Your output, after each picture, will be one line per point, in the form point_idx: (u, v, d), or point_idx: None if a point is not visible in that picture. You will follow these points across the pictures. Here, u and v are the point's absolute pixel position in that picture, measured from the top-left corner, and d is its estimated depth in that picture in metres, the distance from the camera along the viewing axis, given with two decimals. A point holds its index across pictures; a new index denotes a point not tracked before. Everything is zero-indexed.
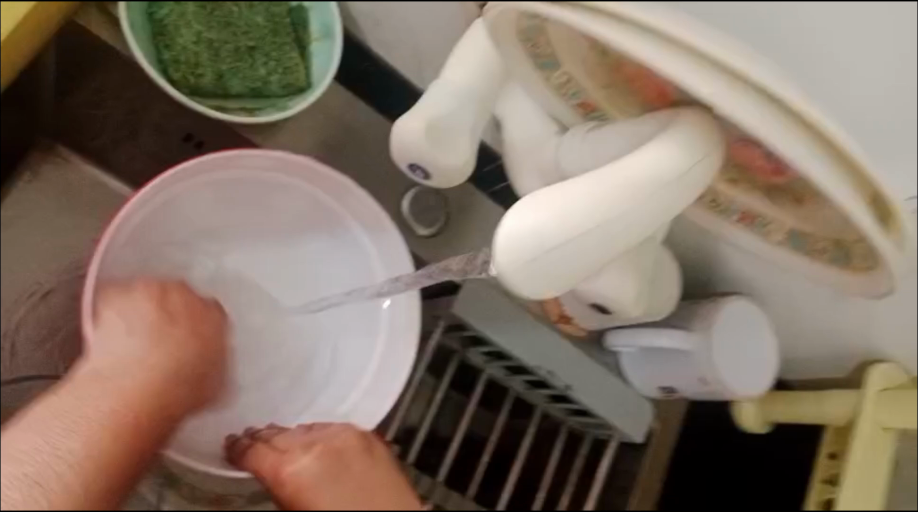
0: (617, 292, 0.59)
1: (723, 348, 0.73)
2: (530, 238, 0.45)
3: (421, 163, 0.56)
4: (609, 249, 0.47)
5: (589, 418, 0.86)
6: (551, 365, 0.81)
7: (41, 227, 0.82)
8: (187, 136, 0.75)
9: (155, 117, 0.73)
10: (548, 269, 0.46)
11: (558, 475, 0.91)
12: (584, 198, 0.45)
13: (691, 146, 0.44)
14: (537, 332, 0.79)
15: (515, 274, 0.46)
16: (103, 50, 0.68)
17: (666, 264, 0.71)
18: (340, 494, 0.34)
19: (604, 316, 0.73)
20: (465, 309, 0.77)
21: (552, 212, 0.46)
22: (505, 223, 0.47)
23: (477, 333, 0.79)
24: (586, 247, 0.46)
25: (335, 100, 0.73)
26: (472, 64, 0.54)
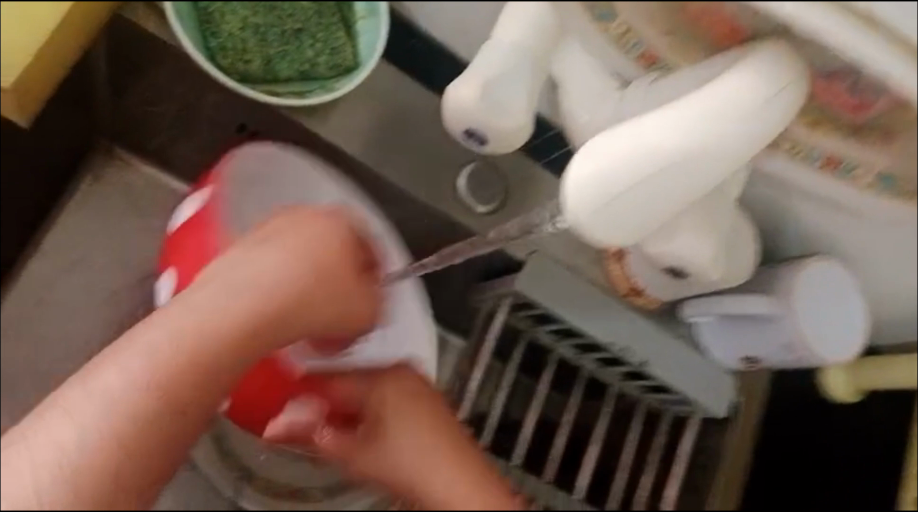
0: (694, 253, 0.56)
1: (806, 314, 0.70)
2: (598, 177, 0.43)
3: (478, 129, 0.54)
4: (687, 190, 0.45)
5: (668, 394, 0.82)
6: (625, 340, 0.79)
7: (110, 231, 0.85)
8: (242, 126, 0.75)
9: (209, 109, 0.72)
10: (617, 212, 0.44)
11: (638, 456, 0.87)
12: (652, 125, 0.43)
13: (775, 74, 0.44)
14: (608, 305, 0.77)
15: (587, 221, 0.45)
16: (152, 42, 0.66)
17: (746, 231, 0.65)
18: (407, 422, 0.43)
19: (678, 282, 0.70)
20: (530, 286, 0.75)
21: (622, 156, 0.43)
22: (573, 168, 0.45)
23: (545, 311, 0.76)
24: (662, 188, 0.44)
25: (383, 80, 0.70)
26: (524, 18, 0.49)
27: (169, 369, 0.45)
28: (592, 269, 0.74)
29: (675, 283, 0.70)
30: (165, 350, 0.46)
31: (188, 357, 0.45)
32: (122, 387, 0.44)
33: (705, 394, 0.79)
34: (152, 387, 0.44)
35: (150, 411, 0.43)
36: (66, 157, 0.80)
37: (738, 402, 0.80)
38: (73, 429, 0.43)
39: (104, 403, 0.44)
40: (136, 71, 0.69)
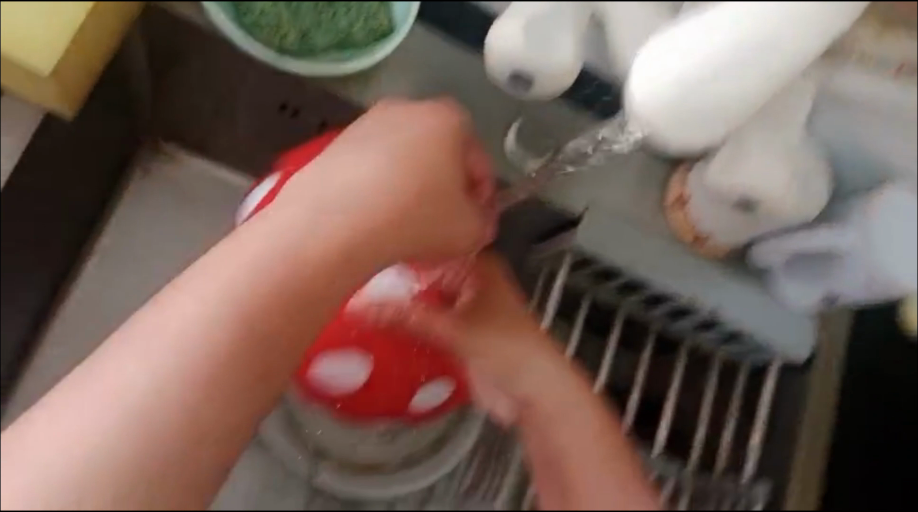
0: (763, 175, 0.60)
1: (882, 237, 0.63)
2: (663, 73, 0.42)
3: (524, 72, 0.53)
4: (771, 85, 0.42)
5: (744, 341, 0.79)
6: (690, 281, 0.74)
7: (161, 224, 0.83)
8: (282, 105, 0.73)
9: (250, 88, 0.72)
10: (688, 111, 0.42)
11: (716, 411, 0.83)
12: (707, 15, 0.42)
13: None
14: (672, 251, 0.74)
15: (661, 124, 0.43)
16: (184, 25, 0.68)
17: (816, 163, 0.63)
18: (557, 408, 0.52)
19: (745, 217, 0.68)
20: (590, 237, 0.73)
21: (696, 54, 0.41)
22: (640, 69, 0.43)
23: (606, 263, 0.74)
24: (744, 86, 0.42)
25: (423, 43, 0.69)
26: None
27: (242, 322, 0.43)
28: (654, 218, 0.74)
29: (742, 219, 0.68)
30: (272, 266, 0.45)
31: (293, 273, 0.45)
32: (194, 331, 0.43)
33: (784, 335, 0.76)
34: (226, 341, 0.42)
35: (220, 366, 0.42)
36: (113, 153, 0.79)
37: (819, 345, 0.77)
38: (177, 337, 0.42)
39: (174, 345, 0.42)
40: (175, 51, 0.70)
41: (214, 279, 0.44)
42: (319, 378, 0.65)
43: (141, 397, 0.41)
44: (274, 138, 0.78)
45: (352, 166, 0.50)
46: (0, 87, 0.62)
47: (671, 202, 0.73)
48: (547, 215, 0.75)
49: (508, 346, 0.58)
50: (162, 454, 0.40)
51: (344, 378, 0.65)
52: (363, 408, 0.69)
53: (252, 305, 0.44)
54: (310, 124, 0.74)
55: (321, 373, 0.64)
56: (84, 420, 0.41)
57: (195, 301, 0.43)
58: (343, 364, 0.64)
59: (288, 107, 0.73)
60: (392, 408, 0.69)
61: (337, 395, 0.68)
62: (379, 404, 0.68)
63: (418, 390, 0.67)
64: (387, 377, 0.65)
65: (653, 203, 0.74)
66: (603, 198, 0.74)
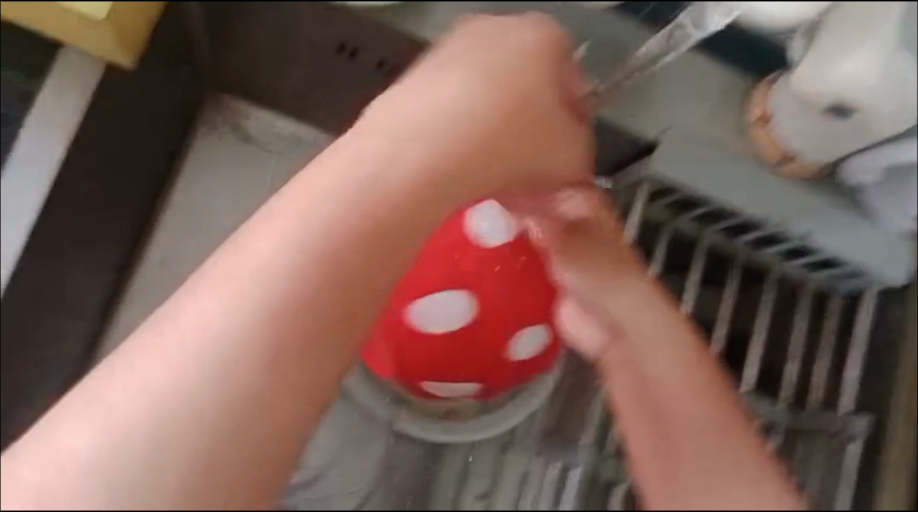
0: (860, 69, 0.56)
1: None
2: None
3: None
4: None
5: (837, 267, 0.74)
6: (773, 204, 0.70)
7: (227, 179, 0.83)
8: (340, 46, 0.71)
9: (308, 28, 0.70)
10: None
11: (807, 343, 0.79)
12: None
13: None
14: (756, 175, 0.69)
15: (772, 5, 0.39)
16: None
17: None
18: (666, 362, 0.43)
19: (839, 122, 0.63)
20: (668, 163, 0.69)
21: None
22: None
23: (685, 191, 0.70)
24: None
25: None
26: None
27: (316, 267, 0.40)
28: (738, 140, 0.69)
29: (831, 131, 0.64)
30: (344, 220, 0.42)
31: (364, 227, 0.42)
32: (266, 280, 0.40)
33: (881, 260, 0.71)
34: (300, 288, 0.40)
35: (298, 314, 0.39)
36: (178, 107, 0.79)
37: None
38: (252, 296, 0.39)
39: (245, 297, 0.39)
40: None
41: (283, 225, 0.42)
42: (418, 321, 0.67)
43: (216, 351, 0.38)
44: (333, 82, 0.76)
45: (429, 95, 0.47)
46: (60, 40, 0.62)
47: (755, 120, 0.69)
48: (620, 145, 0.72)
49: (606, 275, 0.49)
50: (247, 410, 0.37)
51: (443, 317, 0.67)
52: (455, 366, 0.69)
53: (319, 263, 0.40)
54: (369, 64, 0.72)
55: (422, 310, 0.67)
56: (152, 379, 0.38)
57: (264, 249, 0.41)
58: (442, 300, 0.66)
59: (346, 48, 0.71)
60: (482, 362, 0.68)
61: (430, 347, 0.68)
62: (470, 361, 0.68)
63: (513, 339, 0.68)
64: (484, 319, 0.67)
65: (733, 125, 0.70)
66: (681, 123, 0.69)
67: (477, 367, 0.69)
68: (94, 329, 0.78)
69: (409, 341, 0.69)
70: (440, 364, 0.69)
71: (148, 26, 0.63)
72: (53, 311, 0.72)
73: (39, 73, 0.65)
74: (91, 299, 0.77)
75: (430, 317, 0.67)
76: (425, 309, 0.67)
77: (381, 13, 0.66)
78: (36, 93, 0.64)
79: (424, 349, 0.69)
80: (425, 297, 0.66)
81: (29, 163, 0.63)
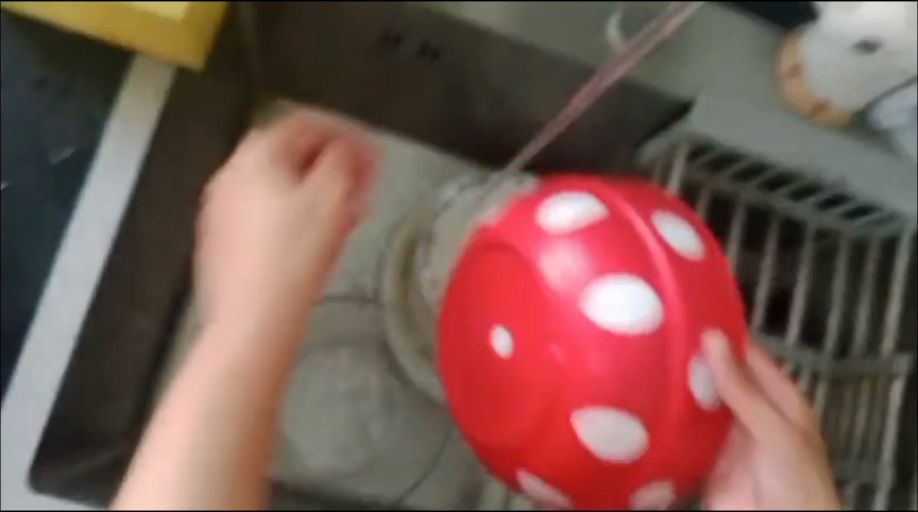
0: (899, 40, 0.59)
1: None
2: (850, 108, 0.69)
3: None
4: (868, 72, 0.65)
5: (873, 214, 0.73)
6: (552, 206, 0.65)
7: None
8: (384, 35, 0.69)
9: (351, 38, 0.70)
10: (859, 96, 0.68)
11: (852, 290, 0.76)
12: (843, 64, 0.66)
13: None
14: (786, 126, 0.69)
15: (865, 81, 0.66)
16: None
17: None
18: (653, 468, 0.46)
19: (883, 77, 0.65)
20: (703, 122, 0.68)
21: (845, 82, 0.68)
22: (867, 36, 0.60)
23: (721, 151, 0.70)
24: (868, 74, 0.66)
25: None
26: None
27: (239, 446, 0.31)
28: (770, 90, 0.71)
29: (865, 75, 0.65)
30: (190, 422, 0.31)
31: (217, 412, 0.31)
32: (187, 479, 0.31)
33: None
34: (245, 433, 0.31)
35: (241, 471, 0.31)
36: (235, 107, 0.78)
37: None
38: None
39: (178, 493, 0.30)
40: None
41: (183, 422, 0.31)
42: (512, 320, 0.48)
43: (243, 341, 0.33)
44: (380, 92, 0.78)
45: (256, 204, 0.38)
46: (126, 44, 0.63)
47: (784, 74, 0.71)
48: (519, 112, 0.76)
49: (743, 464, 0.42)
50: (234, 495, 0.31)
51: (520, 358, 0.47)
52: (453, 373, 0.52)
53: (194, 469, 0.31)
54: (415, 52, 0.70)
55: (515, 328, 0.48)
56: (185, 401, 0.32)
57: (169, 459, 0.31)
58: (536, 335, 0.47)
59: (390, 36, 0.69)
60: (477, 424, 0.51)
61: (486, 332, 0.49)
62: (489, 415, 0.50)
63: (535, 473, 0.50)
64: (534, 397, 0.48)
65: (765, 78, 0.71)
66: (715, 77, 0.70)
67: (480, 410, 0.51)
68: None
69: (477, 307, 0.50)
70: (457, 296, 0.52)
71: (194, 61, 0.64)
72: None
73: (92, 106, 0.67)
74: None
75: (511, 363, 0.48)
76: (514, 348, 0.47)
77: (409, 15, 0.66)
78: (115, 99, 0.67)
79: (470, 297, 0.51)
80: (503, 325, 0.48)
81: (114, 156, 0.67)
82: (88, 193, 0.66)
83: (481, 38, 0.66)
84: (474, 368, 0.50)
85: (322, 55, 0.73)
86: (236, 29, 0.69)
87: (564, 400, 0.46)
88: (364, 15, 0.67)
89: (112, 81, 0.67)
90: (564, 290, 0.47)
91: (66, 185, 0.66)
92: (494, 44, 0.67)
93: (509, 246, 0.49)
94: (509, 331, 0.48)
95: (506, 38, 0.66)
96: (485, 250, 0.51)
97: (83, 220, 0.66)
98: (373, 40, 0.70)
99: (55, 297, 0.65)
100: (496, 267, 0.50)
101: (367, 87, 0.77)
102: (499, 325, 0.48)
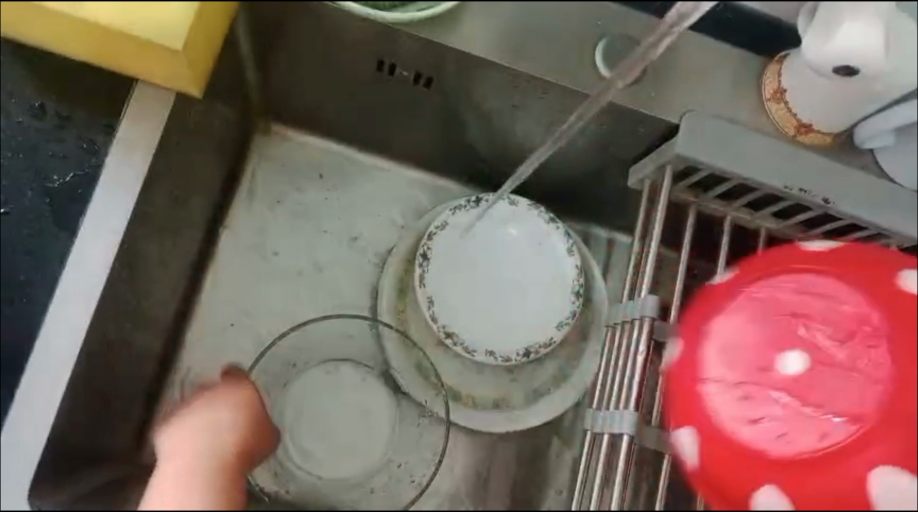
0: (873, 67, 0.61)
1: None
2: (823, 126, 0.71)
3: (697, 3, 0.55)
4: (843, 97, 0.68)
5: (857, 232, 0.76)
6: (550, 230, 0.84)
7: (260, 217, 0.85)
8: (380, 64, 0.71)
9: (350, 68, 0.72)
10: (834, 117, 0.70)
11: None
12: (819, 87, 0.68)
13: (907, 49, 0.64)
14: (771, 147, 0.71)
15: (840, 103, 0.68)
16: (284, 22, 0.67)
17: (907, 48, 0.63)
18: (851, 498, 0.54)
19: (859, 102, 0.67)
20: (690, 146, 0.70)
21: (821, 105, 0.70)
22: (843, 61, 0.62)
23: (710, 170, 0.72)
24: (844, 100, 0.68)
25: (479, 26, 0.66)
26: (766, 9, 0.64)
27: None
28: (754, 115, 0.73)
29: (842, 98, 0.68)
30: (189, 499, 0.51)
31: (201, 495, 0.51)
32: None
33: (910, 223, 0.73)
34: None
35: None
36: (234, 134, 0.80)
37: None
38: None
39: None
40: (278, 22, 0.67)
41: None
42: (806, 344, 0.56)
43: (210, 456, 0.54)
44: (376, 119, 0.80)
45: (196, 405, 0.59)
46: (122, 71, 0.64)
47: (769, 97, 0.72)
48: (512, 136, 0.77)
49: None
50: None
51: (810, 381, 0.55)
52: (701, 370, 0.58)
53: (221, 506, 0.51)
54: (409, 79, 0.72)
55: (809, 353, 0.56)
56: (165, 484, 0.52)
57: None
58: (831, 371, 0.55)
59: (384, 65, 0.71)
60: (722, 435, 0.57)
61: (771, 350, 0.56)
62: (755, 428, 0.56)
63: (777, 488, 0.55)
64: (822, 416, 0.55)
65: (752, 101, 0.73)
66: (703, 101, 0.72)
67: (753, 421, 0.56)
68: (163, 365, 0.79)
69: (786, 336, 0.56)
70: (709, 299, 0.60)
71: (193, 90, 0.66)
72: (115, 377, 0.72)
73: (92, 139, 0.68)
74: (151, 351, 0.77)
75: (798, 381, 0.55)
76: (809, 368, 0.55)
77: (403, 45, 0.67)
78: (117, 126, 0.67)
79: (750, 306, 0.58)
80: (793, 351, 0.56)
81: (116, 182, 0.67)
82: (83, 224, 0.67)
83: (473, 64, 0.68)
84: (755, 380, 0.56)
85: (319, 82, 0.75)
86: (238, 61, 0.71)
87: (859, 457, 0.54)
88: (360, 46, 0.69)
89: (112, 109, 0.68)
90: (864, 343, 0.55)
91: (63, 208, 0.68)
92: (488, 72, 0.68)
93: (811, 289, 0.58)
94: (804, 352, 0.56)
95: (498, 68, 0.67)
96: (778, 272, 0.59)
97: (87, 240, 0.66)
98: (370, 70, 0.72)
99: (57, 320, 0.65)
100: (799, 295, 0.58)
101: (363, 113, 0.79)
102: (792, 348, 0.56)
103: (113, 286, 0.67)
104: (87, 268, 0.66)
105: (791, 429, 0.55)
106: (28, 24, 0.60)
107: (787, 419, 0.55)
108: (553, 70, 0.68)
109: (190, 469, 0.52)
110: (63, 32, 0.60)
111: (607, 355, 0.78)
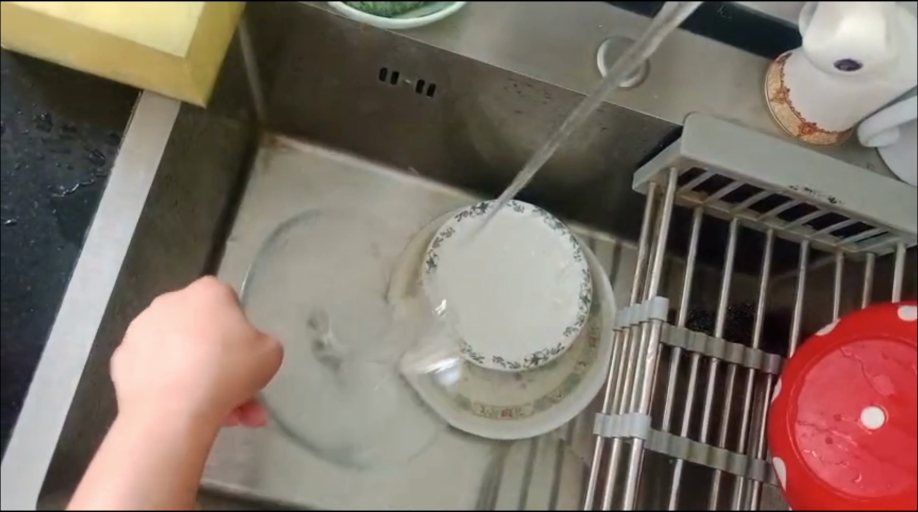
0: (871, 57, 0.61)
1: None
2: (829, 124, 0.71)
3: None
4: (847, 96, 0.67)
5: (864, 232, 0.75)
6: (559, 236, 0.82)
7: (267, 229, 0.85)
8: (383, 72, 0.71)
9: (356, 80, 0.72)
10: (839, 114, 0.70)
11: None
12: (818, 89, 0.68)
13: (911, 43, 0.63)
14: (774, 148, 0.71)
15: (841, 100, 0.68)
16: (287, 27, 0.67)
17: (909, 41, 0.62)
18: None
19: (860, 99, 0.67)
20: (694, 144, 0.70)
21: (822, 109, 0.70)
22: (844, 56, 0.61)
23: (713, 172, 0.72)
24: (847, 101, 0.68)
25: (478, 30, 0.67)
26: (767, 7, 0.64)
27: (144, 418, 0.54)
28: (755, 115, 0.73)
29: (843, 95, 0.67)
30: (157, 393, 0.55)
31: (173, 390, 0.55)
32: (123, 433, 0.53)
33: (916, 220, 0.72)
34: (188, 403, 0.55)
35: (136, 432, 0.53)
36: (238, 148, 0.81)
37: None
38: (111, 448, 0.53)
39: (129, 425, 0.54)
40: (282, 32, 0.67)
41: (137, 400, 0.55)
42: (886, 405, 0.62)
43: (183, 400, 0.55)
44: (379, 127, 0.80)
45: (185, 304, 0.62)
46: (128, 77, 0.65)
47: (772, 97, 0.72)
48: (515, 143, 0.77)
49: None
50: (159, 436, 0.53)
51: (886, 438, 0.61)
52: (793, 408, 0.65)
53: (182, 398, 0.55)
54: (410, 86, 0.72)
55: (881, 411, 0.62)
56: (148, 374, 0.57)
57: (118, 437, 0.54)
58: (903, 430, 0.61)
59: (387, 73, 0.71)
60: (799, 465, 0.64)
61: (853, 404, 0.63)
62: (827, 464, 0.63)
63: None
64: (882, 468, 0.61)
65: (753, 101, 0.73)
66: (703, 102, 0.72)
67: (828, 462, 0.63)
68: None
69: (863, 393, 0.63)
70: (811, 348, 0.66)
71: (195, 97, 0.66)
72: None
73: (98, 149, 0.68)
74: None
75: (872, 435, 0.62)
76: (885, 426, 0.61)
77: (406, 49, 0.67)
78: (122, 136, 0.68)
79: (840, 363, 0.64)
80: (871, 408, 0.62)
81: (118, 197, 0.67)
82: (89, 238, 0.67)
83: (478, 69, 0.68)
84: (837, 429, 0.63)
85: (323, 92, 0.75)
86: (241, 70, 0.71)
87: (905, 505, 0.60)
88: (362, 54, 0.69)
89: (120, 119, 0.68)
90: None
91: (69, 220, 0.68)
92: (491, 77, 0.68)
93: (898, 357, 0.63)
94: (884, 409, 0.62)
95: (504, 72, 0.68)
96: (868, 334, 0.64)
97: (94, 251, 0.66)
98: (372, 76, 0.72)
99: (66, 331, 0.65)
100: (886, 366, 0.63)
101: (366, 121, 0.79)
102: (872, 404, 0.62)
103: (120, 295, 0.67)
104: (98, 279, 0.66)
105: (852, 471, 0.62)
106: (34, 35, 0.61)
107: (859, 465, 0.62)
108: (555, 73, 0.68)
109: (155, 412, 0.54)
110: (68, 43, 0.61)
111: (615, 360, 0.77)
